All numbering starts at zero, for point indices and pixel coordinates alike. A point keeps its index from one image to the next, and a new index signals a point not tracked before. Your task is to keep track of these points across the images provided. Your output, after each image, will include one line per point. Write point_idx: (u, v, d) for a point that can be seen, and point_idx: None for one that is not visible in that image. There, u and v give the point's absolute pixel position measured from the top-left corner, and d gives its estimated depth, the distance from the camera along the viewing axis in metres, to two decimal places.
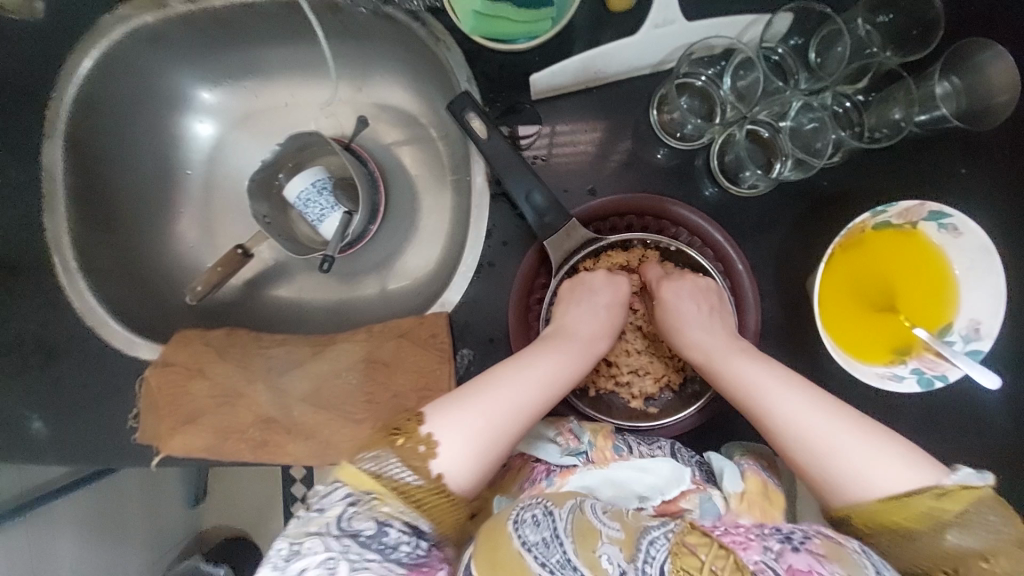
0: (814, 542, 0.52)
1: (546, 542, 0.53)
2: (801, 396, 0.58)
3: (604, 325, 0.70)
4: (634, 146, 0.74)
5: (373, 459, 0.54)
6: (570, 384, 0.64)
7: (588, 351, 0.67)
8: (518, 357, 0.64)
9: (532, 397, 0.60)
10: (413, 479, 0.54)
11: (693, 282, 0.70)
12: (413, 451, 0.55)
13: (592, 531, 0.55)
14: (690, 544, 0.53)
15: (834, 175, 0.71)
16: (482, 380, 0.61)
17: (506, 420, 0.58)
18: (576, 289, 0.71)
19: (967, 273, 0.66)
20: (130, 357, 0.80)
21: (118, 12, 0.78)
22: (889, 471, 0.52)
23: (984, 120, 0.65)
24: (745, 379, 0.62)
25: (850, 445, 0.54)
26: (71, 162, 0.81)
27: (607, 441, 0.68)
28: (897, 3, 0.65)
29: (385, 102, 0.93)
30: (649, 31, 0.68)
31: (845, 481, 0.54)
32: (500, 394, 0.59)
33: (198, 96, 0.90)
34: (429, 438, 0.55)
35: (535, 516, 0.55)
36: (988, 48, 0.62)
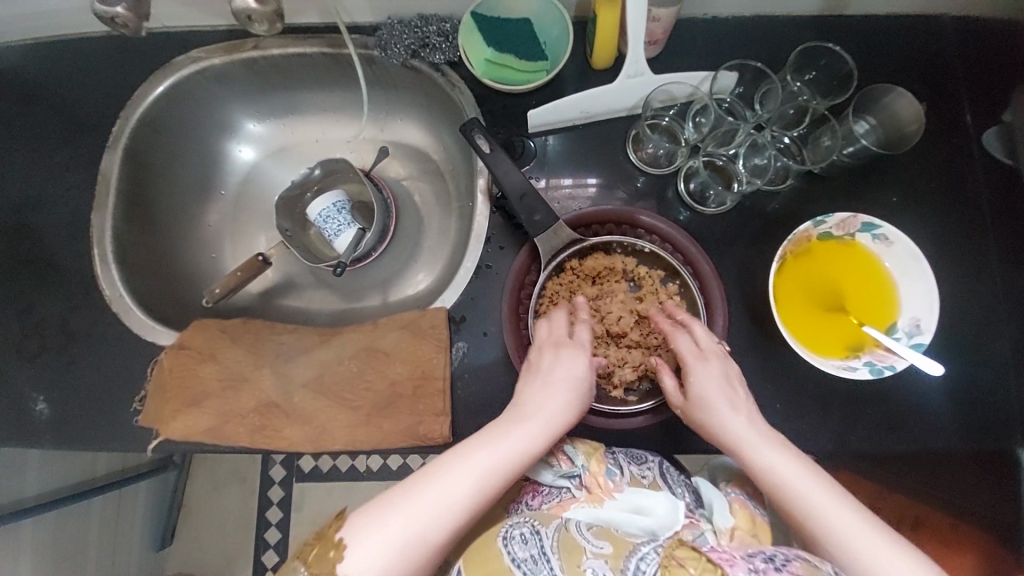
0: (794, 563, 0.56)
1: (533, 558, 0.61)
2: (823, 495, 0.60)
3: (554, 413, 0.67)
4: (615, 172, 0.87)
5: (285, 574, 0.57)
6: (511, 474, 0.62)
7: (537, 437, 0.65)
8: (462, 446, 0.63)
9: (464, 495, 0.59)
10: None
11: (712, 369, 0.70)
12: (324, 558, 0.56)
13: (577, 547, 0.62)
14: (679, 558, 0.59)
15: (784, 198, 0.84)
16: (424, 476, 0.60)
17: (449, 510, 0.58)
18: (535, 373, 0.71)
19: (902, 276, 0.76)
20: (145, 343, 0.86)
21: (192, 54, 0.94)
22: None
23: (904, 143, 0.81)
24: (772, 469, 0.62)
25: (867, 549, 0.56)
26: (127, 170, 0.93)
27: (601, 465, 0.72)
28: (817, 63, 0.83)
29: (403, 139, 1.09)
30: (624, 80, 0.83)
31: (854, 567, 0.56)
32: (438, 493, 0.58)
33: (245, 126, 1.05)
34: (339, 543, 0.56)
35: (523, 533, 0.63)
36: (890, 91, 0.79)
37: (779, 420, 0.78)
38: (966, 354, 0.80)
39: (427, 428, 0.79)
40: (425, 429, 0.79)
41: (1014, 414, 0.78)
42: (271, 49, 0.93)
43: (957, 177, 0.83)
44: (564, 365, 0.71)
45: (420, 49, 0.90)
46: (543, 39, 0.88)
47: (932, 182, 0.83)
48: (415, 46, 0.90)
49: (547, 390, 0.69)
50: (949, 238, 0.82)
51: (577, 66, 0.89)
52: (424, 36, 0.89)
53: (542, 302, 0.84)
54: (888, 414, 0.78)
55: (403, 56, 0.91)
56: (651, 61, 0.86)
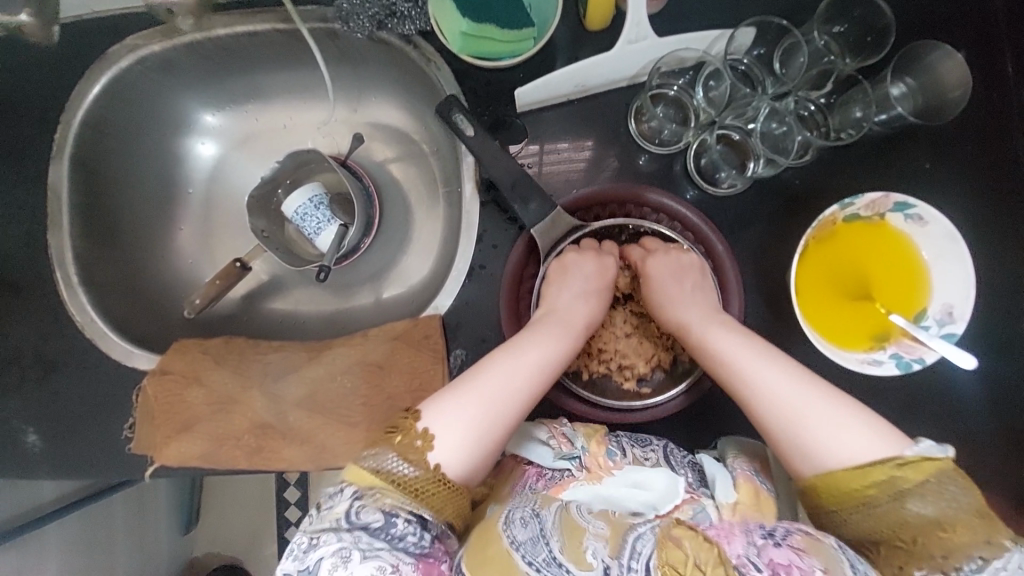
0: (794, 538, 0.54)
1: (533, 540, 0.56)
2: (774, 367, 0.61)
3: (588, 310, 0.72)
4: (615, 152, 0.78)
5: (373, 456, 0.57)
6: (560, 365, 0.67)
7: (577, 333, 0.70)
8: (510, 344, 0.67)
9: (523, 379, 0.63)
10: (412, 470, 0.57)
11: (676, 259, 0.72)
12: (412, 448, 0.58)
13: (578, 528, 0.58)
14: (676, 537, 0.54)
15: (805, 173, 0.75)
16: (478, 371, 0.63)
17: (513, 395, 0.62)
18: (558, 274, 0.74)
19: (935, 259, 0.70)
20: (127, 368, 0.81)
21: (128, 41, 0.82)
22: (854, 442, 0.55)
23: (942, 114, 0.71)
24: (724, 354, 0.64)
25: (834, 431, 0.56)
26: (77, 181, 0.84)
27: (601, 446, 0.69)
28: (850, 15, 0.71)
29: (380, 121, 0.98)
30: (624, 46, 0.72)
31: (814, 451, 0.56)
32: (493, 383, 0.62)
33: (201, 118, 0.95)
34: (426, 432, 0.59)
35: (523, 517, 0.58)
36: (937, 49, 0.69)
37: None
38: (1006, 336, 0.73)
39: None
40: None
41: None
42: (216, 29, 0.82)
43: (1005, 135, 0.74)
44: (590, 265, 0.74)
45: (387, 18, 0.78)
46: (530, 1, 0.74)
47: (974, 144, 0.74)
48: (380, 15, 0.78)
49: (581, 291, 0.72)
50: (991, 208, 0.74)
51: (569, 29, 0.77)
52: (389, 2, 0.77)
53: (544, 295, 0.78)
54: (919, 403, 0.73)
55: (369, 28, 0.79)
56: (654, 19, 0.75)
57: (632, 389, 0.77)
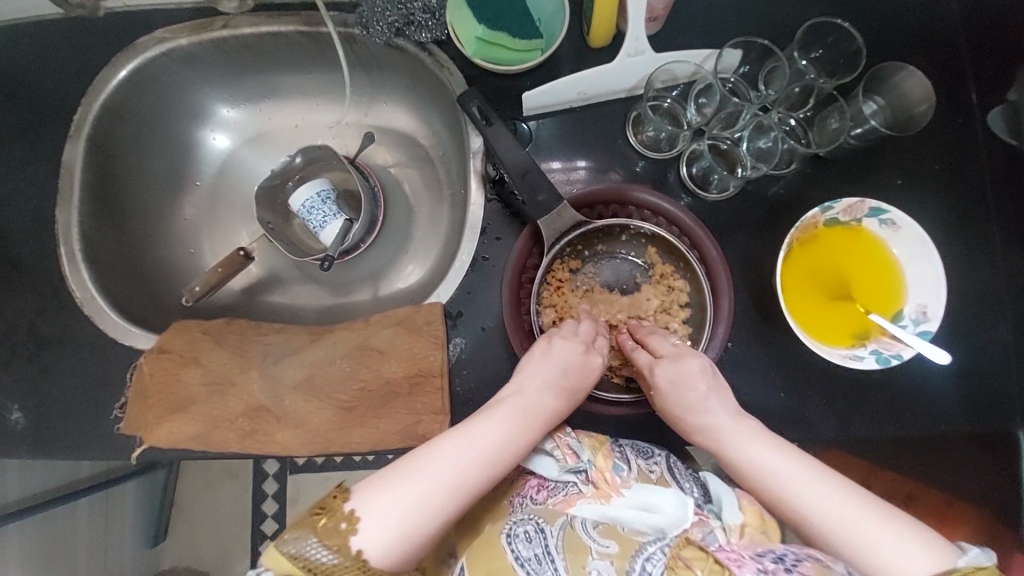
0: (804, 564, 0.58)
1: (538, 558, 0.62)
2: (812, 484, 0.59)
3: (553, 404, 0.68)
4: (613, 157, 0.84)
5: (293, 540, 0.55)
6: (509, 460, 0.63)
7: (533, 427, 0.66)
8: (460, 428, 0.63)
9: (466, 474, 0.60)
10: (332, 557, 0.55)
11: (686, 366, 0.69)
12: (334, 531, 0.56)
13: (582, 547, 0.62)
14: (686, 558, 0.61)
15: (787, 182, 0.81)
16: (426, 453, 0.61)
17: (459, 484, 0.59)
18: (536, 353, 0.71)
19: (908, 264, 0.75)
20: (123, 347, 0.81)
21: (156, 34, 0.87)
22: (908, 558, 0.54)
23: (910, 126, 0.78)
24: (738, 454, 0.63)
25: (871, 543, 0.56)
26: (91, 163, 0.86)
27: (608, 460, 0.70)
28: (824, 41, 0.79)
29: (389, 124, 1.03)
30: (624, 59, 0.79)
31: (856, 560, 0.56)
32: (444, 472, 0.59)
33: (218, 111, 0.98)
34: (351, 515, 0.56)
35: (527, 531, 0.64)
36: (901, 70, 0.76)
37: (783, 411, 0.77)
38: (971, 340, 0.79)
39: (425, 428, 0.76)
40: (424, 429, 0.76)
41: (1014, 397, 0.78)
42: (242, 28, 0.87)
43: (966, 156, 0.81)
44: (571, 355, 0.71)
45: (405, 27, 0.83)
46: (537, 16, 0.82)
47: (939, 163, 0.81)
48: (399, 24, 0.83)
49: (547, 383, 0.69)
50: (957, 222, 0.80)
51: (573, 44, 0.84)
52: (407, 12, 0.82)
53: (547, 286, 0.81)
54: (894, 401, 0.78)
55: (387, 35, 0.84)
56: (651, 38, 0.82)
57: (623, 383, 0.80)
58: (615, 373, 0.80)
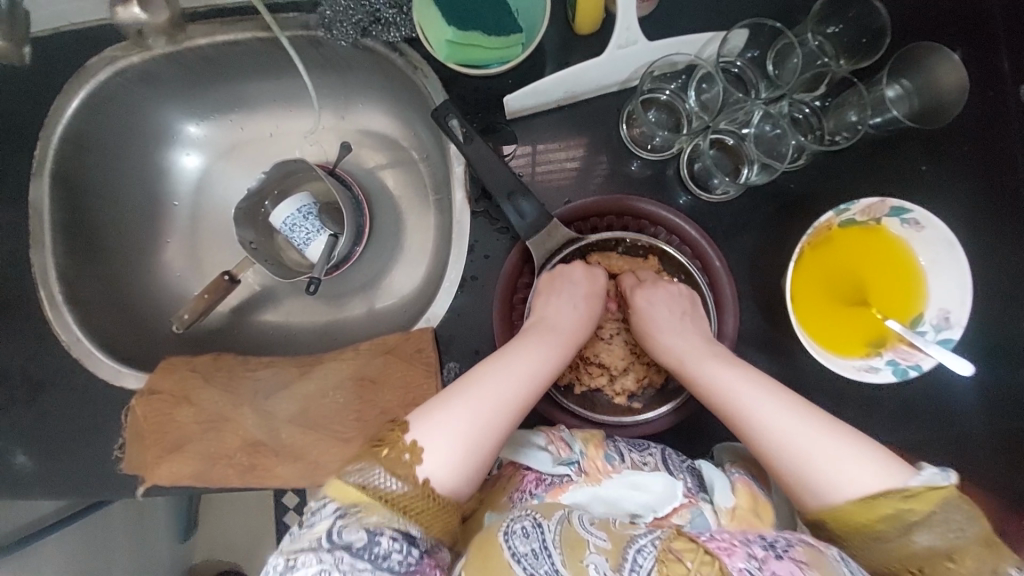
0: (797, 550, 0.53)
1: (534, 553, 0.54)
2: (768, 398, 0.59)
3: (584, 319, 0.70)
4: (606, 159, 0.77)
5: (359, 471, 0.53)
6: (553, 374, 0.65)
7: (568, 347, 0.68)
8: (501, 355, 0.64)
9: (518, 388, 0.61)
10: (399, 484, 0.54)
11: (666, 290, 0.71)
12: (399, 462, 0.55)
13: (580, 542, 0.55)
14: (677, 551, 0.54)
15: (799, 177, 0.74)
16: (469, 381, 0.61)
17: (506, 401, 0.60)
18: (544, 288, 0.72)
19: (932, 266, 0.69)
20: (115, 388, 0.80)
21: (104, 54, 0.80)
22: (853, 474, 0.53)
23: (944, 115, 0.68)
24: (703, 379, 0.64)
25: (830, 462, 0.54)
26: (59, 198, 0.83)
27: (599, 450, 0.68)
28: (844, 15, 0.70)
29: (367, 128, 0.96)
30: (613, 52, 0.70)
31: (813, 482, 0.54)
32: (489, 388, 0.60)
33: (184, 129, 0.93)
34: (414, 444, 0.56)
35: (525, 527, 0.56)
36: (936, 52, 0.66)
37: None
38: (1002, 340, 0.73)
39: None
40: None
41: None
42: (198, 39, 0.80)
43: (1002, 135, 0.72)
44: (592, 279, 0.73)
45: (371, 26, 0.76)
46: (515, 6, 0.73)
47: (970, 145, 0.73)
48: (365, 23, 0.76)
49: (574, 301, 0.71)
50: (989, 211, 0.73)
51: (557, 34, 0.75)
52: (373, 9, 0.76)
53: None
54: (914, 408, 0.74)
55: (353, 35, 0.78)
56: (644, 22, 0.73)
57: (625, 403, 0.76)
58: (616, 392, 0.76)
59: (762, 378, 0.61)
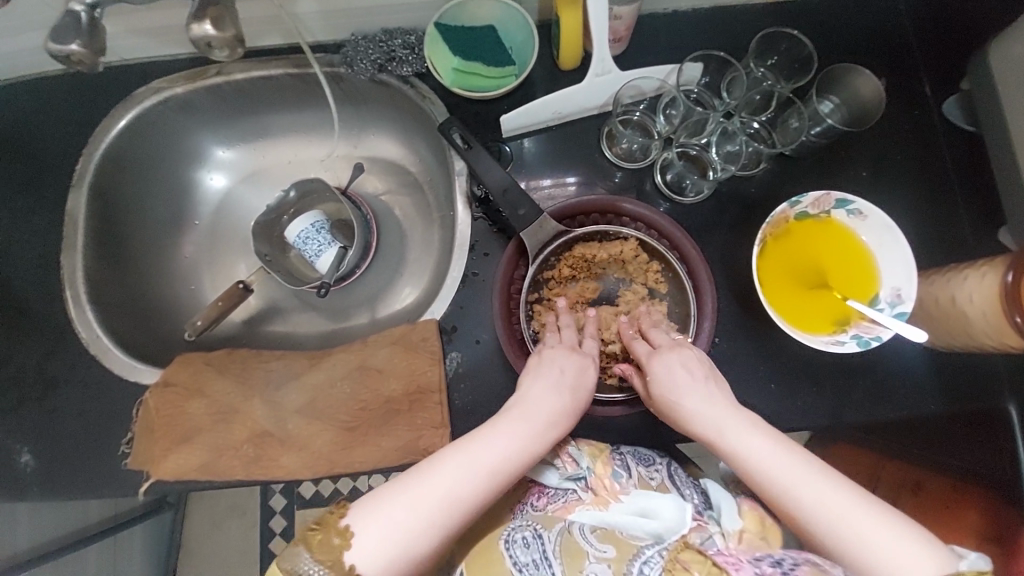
0: (803, 568, 0.59)
1: (535, 562, 0.62)
2: (801, 473, 0.58)
3: (559, 411, 0.68)
4: (591, 171, 0.88)
5: (291, 556, 0.56)
6: (518, 466, 0.63)
7: (541, 432, 0.66)
8: (480, 434, 0.64)
9: (467, 486, 0.59)
10: (324, 572, 0.55)
11: (683, 358, 0.71)
12: (328, 545, 0.55)
13: (580, 552, 0.63)
14: (684, 561, 0.61)
15: (759, 182, 0.85)
16: (431, 466, 0.60)
17: (459, 499, 0.59)
18: (531, 367, 0.73)
19: (879, 250, 0.78)
20: (129, 384, 0.83)
21: (153, 84, 0.92)
22: (911, 561, 0.52)
23: (866, 121, 0.82)
24: (734, 453, 0.62)
25: (873, 538, 0.54)
26: (94, 209, 0.90)
27: (607, 468, 0.74)
28: (777, 49, 0.84)
29: (377, 154, 1.08)
30: (593, 79, 0.84)
31: (859, 562, 0.54)
32: (446, 480, 0.59)
33: (213, 153, 1.03)
34: (345, 530, 0.56)
35: (526, 537, 0.64)
36: (852, 72, 0.80)
37: (776, 403, 0.80)
38: None
39: (427, 442, 0.78)
40: (426, 443, 0.78)
41: (998, 374, 0.80)
42: (235, 74, 0.92)
43: (925, 145, 0.85)
44: (572, 363, 0.73)
45: (387, 62, 0.90)
46: (508, 44, 0.88)
47: (901, 153, 0.85)
48: (381, 60, 0.89)
49: (555, 386, 0.70)
50: (924, 209, 0.84)
51: (545, 68, 0.89)
52: (389, 49, 0.89)
53: (534, 295, 0.84)
54: (882, 385, 0.81)
55: (371, 71, 0.90)
56: (617, 58, 0.87)
57: (617, 384, 0.82)
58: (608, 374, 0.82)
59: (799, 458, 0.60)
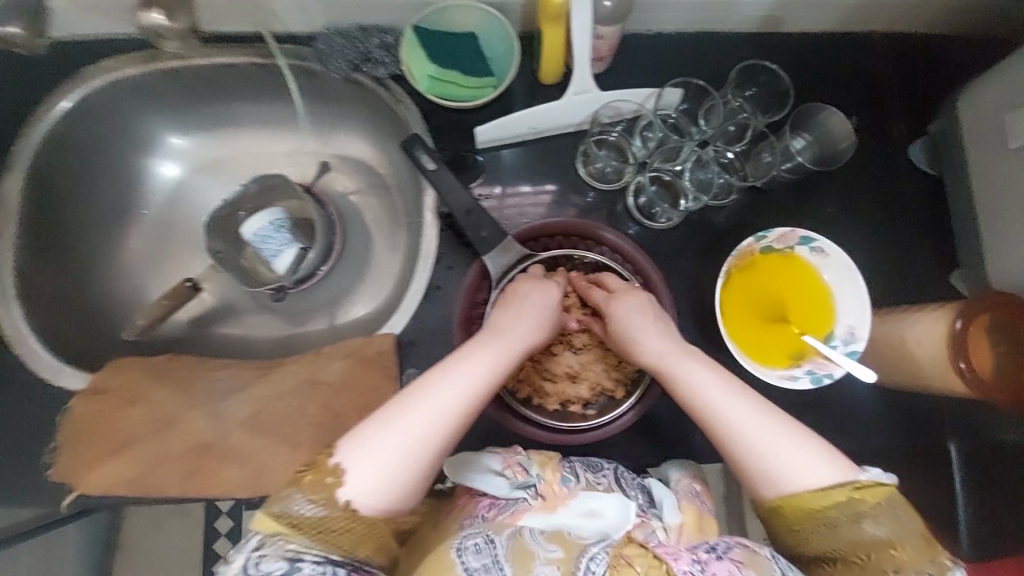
0: (734, 551, 0.61)
1: (486, 567, 0.59)
2: (745, 402, 0.65)
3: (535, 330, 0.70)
4: (566, 189, 0.86)
5: (281, 501, 0.57)
6: (494, 387, 0.65)
7: (516, 352, 0.68)
8: (446, 365, 0.64)
9: (454, 412, 0.62)
10: (319, 511, 0.57)
11: (637, 299, 0.73)
12: (321, 484, 0.58)
13: (530, 553, 0.61)
14: (627, 556, 0.61)
15: (728, 212, 0.85)
16: (408, 401, 0.62)
17: (439, 425, 0.61)
18: (509, 297, 0.71)
19: (838, 287, 0.79)
20: (55, 387, 0.77)
21: (103, 63, 0.85)
22: (811, 467, 0.61)
23: (835, 161, 0.84)
24: (685, 382, 0.67)
25: (791, 454, 0.62)
26: (29, 195, 0.83)
27: (556, 473, 0.69)
28: (757, 80, 0.86)
29: (348, 153, 1.02)
30: (572, 97, 0.82)
31: (774, 475, 0.62)
32: (419, 411, 0.61)
33: (167, 140, 0.96)
34: (337, 468, 0.58)
35: (477, 543, 0.61)
36: (823, 110, 0.83)
37: None
38: None
39: None
40: None
41: (941, 411, 0.83)
42: (195, 59, 0.86)
43: (888, 185, 0.88)
44: (548, 294, 0.72)
45: (361, 63, 0.86)
46: (489, 54, 0.85)
47: (865, 192, 0.87)
48: (356, 60, 0.86)
49: (524, 318, 0.70)
50: (885, 249, 0.86)
51: (523, 81, 0.87)
52: (365, 49, 0.86)
53: None
54: (836, 420, 0.82)
55: (345, 69, 0.87)
56: (597, 77, 0.86)
57: (580, 411, 0.80)
58: (570, 400, 0.80)
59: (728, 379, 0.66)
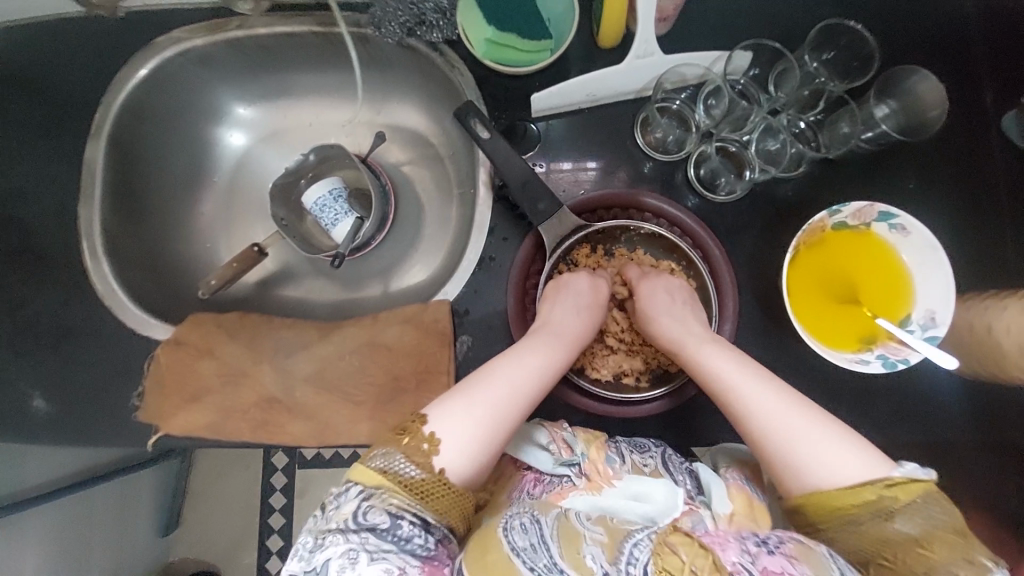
0: (787, 545, 0.55)
1: (533, 547, 0.57)
2: (766, 389, 0.63)
3: (590, 316, 0.75)
4: (624, 159, 0.84)
5: (382, 456, 0.58)
6: (557, 374, 0.69)
7: (572, 347, 0.72)
8: (513, 351, 0.68)
9: (520, 390, 0.64)
10: (418, 472, 0.57)
11: (671, 285, 0.77)
12: (419, 450, 0.58)
13: (576, 534, 0.59)
14: (672, 544, 0.55)
15: (797, 185, 0.81)
16: (483, 375, 0.65)
17: (515, 398, 0.63)
18: (553, 291, 0.77)
19: (918, 268, 0.74)
20: (142, 338, 0.84)
21: (174, 34, 0.88)
22: (837, 462, 0.57)
23: (923, 131, 0.77)
24: (706, 368, 0.68)
25: (811, 442, 0.59)
26: (112, 161, 0.89)
27: (600, 453, 0.69)
28: (837, 43, 0.79)
29: (400, 123, 1.04)
30: (632, 61, 0.79)
31: (800, 467, 0.59)
32: (497, 385, 0.64)
33: (233, 110, 1.00)
34: (433, 436, 0.59)
35: (524, 523, 0.59)
36: (914, 74, 0.75)
37: None
38: None
39: None
40: None
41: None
42: (257, 28, 0.88)
43: (985, 158, 0.80)
44: (588, 283, 0.78)
45: (416, 26, 0.85)
46: (547, 16, 0.83)
47: (957, 166, 0.80)
48: (410, 24, 0.85)
49: (578, 311, 0.75)
50: (973, 228, 0.79)
51: (582, 45, 0.84)
52: (420, 12, 0.84)
53: None
54: (903, 407, 0.78)
55: (399, 34, 0.86)
56: (660, 40, 0.82)
57: (635, 384, 0.81)
58: (625, 372, 0.82)
59: (761, 372, 0.65)
